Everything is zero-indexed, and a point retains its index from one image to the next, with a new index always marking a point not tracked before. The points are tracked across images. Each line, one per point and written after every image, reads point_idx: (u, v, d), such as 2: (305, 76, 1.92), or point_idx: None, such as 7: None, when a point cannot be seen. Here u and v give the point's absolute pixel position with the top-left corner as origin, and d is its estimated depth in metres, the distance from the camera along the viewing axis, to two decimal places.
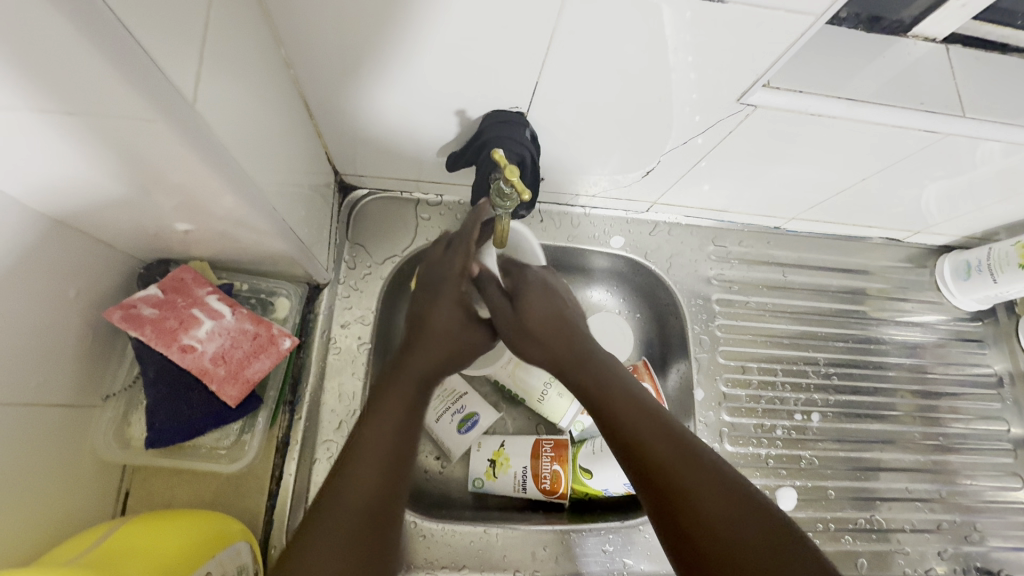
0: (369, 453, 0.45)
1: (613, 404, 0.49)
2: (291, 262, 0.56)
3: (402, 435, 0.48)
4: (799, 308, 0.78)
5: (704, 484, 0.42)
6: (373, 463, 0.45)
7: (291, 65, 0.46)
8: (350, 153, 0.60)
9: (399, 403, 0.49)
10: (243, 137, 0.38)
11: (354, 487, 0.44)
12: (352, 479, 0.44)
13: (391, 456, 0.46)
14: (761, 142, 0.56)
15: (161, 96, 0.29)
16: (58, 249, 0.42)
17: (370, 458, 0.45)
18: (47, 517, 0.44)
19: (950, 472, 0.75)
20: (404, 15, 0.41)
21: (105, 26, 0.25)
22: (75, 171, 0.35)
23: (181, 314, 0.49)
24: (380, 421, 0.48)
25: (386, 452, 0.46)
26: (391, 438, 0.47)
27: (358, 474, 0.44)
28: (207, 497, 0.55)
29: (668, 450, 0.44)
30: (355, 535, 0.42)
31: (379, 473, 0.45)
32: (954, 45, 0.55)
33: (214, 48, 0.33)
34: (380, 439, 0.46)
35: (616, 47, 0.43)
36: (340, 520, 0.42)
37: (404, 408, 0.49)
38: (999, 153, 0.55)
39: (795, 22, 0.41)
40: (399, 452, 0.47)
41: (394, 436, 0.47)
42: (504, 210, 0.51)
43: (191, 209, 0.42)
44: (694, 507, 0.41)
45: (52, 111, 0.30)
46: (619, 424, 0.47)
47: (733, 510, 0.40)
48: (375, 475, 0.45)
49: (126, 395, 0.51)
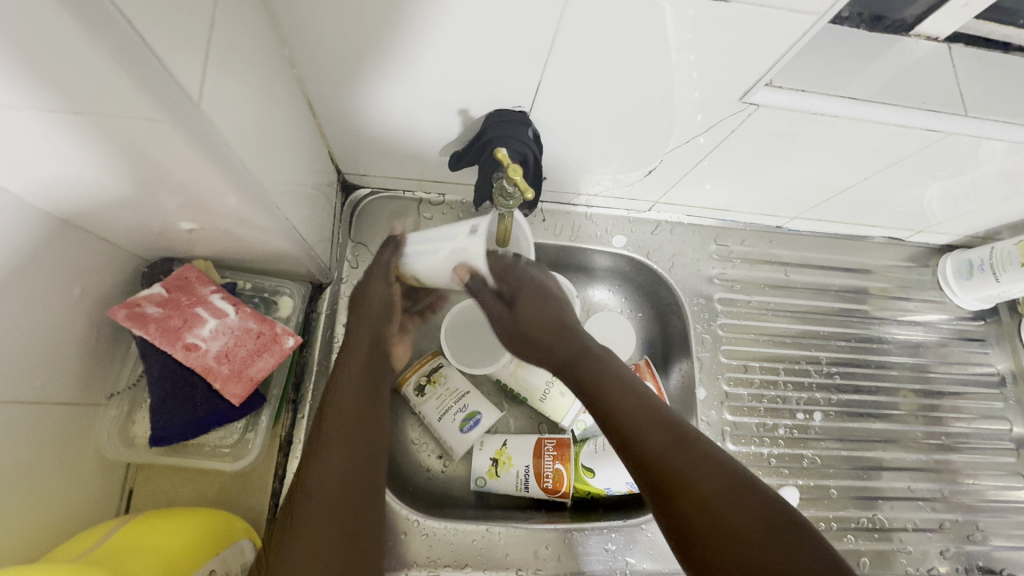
0: (336, 432, 0.49)
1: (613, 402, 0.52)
2: (294, 261, 0.56)
3: (364, 417, 0.51)
4: (801, 308, 0.78)
5: (700, 477, 0.45)
6: (341, 440, 0.48)
7: (294, 65, 0.46)
8: (352, 152, 0.60)
9: (355, 392, 0.53)
10: (247, 136, 0.39)
11: (329, 460, 0.46)
12: (323, 458, 0.47)
13: (360, 434, 0.49)
14: (763, 141, 0.56)
15: (167, 94, 0.30)
16: (63, 248, 0.42)
17: (338, 436, 0.48)
18: (51, 515, 0.44)
19: (953, 471, 0.75)
20: (407, 15, 0.41)
21: (113, 27, 0.26)
22: (80, 170, 0.35)
23: (185, 313, 0.49)
24: (341, 407, 0.51)
25: (350, 430, 0.49)
26: (353, 420, 0.50)
27: (330, 450, 0.47)
28: (210, 495, 0.55)
29: (667, 444, 0.47)
30: (344, 504, 0.44)
31: (350, 448, 0.48)
32: (956, 45, 0.55)
33: (219, 48, 0.34)
34: (346, 422, 0.50)
35: (619, 46, 0.44)
36: (324, 493, 0.44)
37: (361, 397, 0.53)
38: (1002, 152, 0.55)
39: (798, 21, 0.41)
40: (364, 430, 0.50)
41: (358, 419, 0.50)
42: (506, 209, 0.52)
43: (195, 208, 0.42)
44: (691, 494, 0.44)
45: (59, 110, 0.30)
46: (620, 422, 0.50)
47: (728, 500, 0.43)
48: (348, 449, 0.48)
49: (129, 394, 0.52)
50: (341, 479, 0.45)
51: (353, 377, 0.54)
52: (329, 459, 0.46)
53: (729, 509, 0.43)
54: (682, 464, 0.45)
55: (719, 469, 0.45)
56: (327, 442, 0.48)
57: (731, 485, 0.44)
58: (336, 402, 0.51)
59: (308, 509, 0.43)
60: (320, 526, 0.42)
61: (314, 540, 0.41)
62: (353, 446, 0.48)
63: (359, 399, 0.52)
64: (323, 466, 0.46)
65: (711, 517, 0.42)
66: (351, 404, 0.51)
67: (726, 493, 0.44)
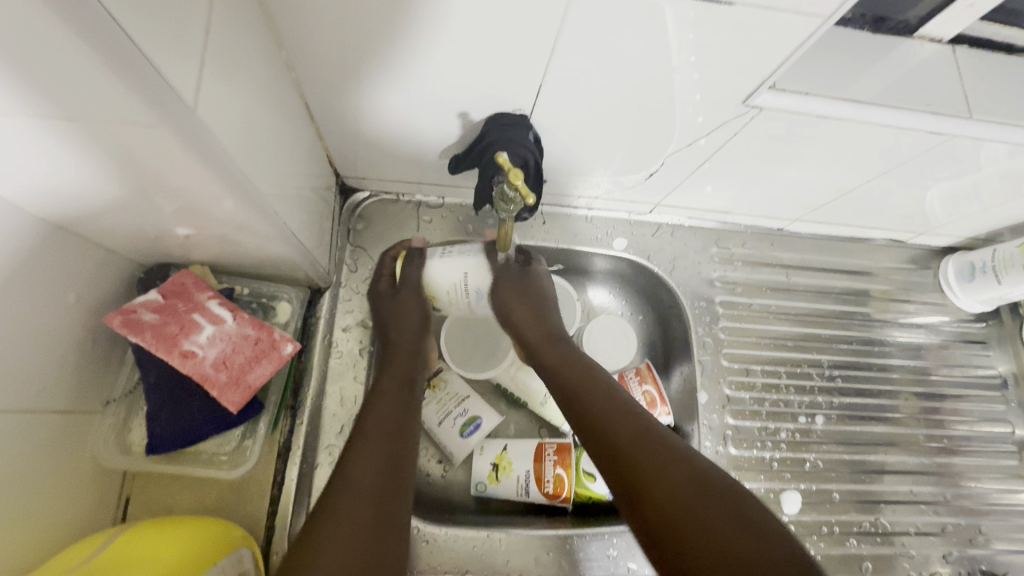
0: (376, 428, 0.50)
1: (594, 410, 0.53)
2: (292, 266, 0.55)
3: (402, 415, 0.52)
4: (802, 310, 0.77)
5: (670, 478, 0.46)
6: (380, 436, 0.49)
7: (292, 68, 0.45)
8: (351, 155, 0.59)
9: (394, 390, 0.54)
10: (245, 141, 0.38)
11: (369, 456, 0.47)
12: (362, 452, 0.48)
13: (397, 432, 0.50)
14: (766, 144, 0.55)
15: (162, 101, 0.29)
16: (57, 254, 0.41)
17: (377, 432, 0.49)
18: (47, 525, 0.43)
19: (954, 474, 0.75)
20: (407, 17, 0.40)
21: (107, 34, 0.25)
22: (74, 176, 0.35)
23: (182, 319, 0.48)
24: (382, 404, 0.52)
25: (389, 428, 0.50)
26: (395, 418, 0.51)
27: (368, 444, 0.48)
28: (208, 503, 0.54)
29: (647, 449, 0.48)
30: (379, 499, 0.45)
31: (387, 444, 0.49)
32: (960, 46, 0.55)
33: (215, 52, 0.33)
34: (387, 420, 0.51)
35: (620, 49, 0.43)
36: (362, 486, 0.45)
37: (400, 395, 0.54)
38: (1004, 154, 0.55)
39: (804, 24, 0.40)
40: (401, 428, 0.51)
41: (397, 416, 0.51)
42: (507, 214, 0.51)
43: (192, 213, 0.41)
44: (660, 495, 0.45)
45: (50, 116, 0.29)
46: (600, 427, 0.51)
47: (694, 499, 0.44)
48: (385, 446, 0.49)
49: (126, 401, 0.51)
50: (378, 475, 0.46)
51: (393, 377, 0.55)
52: (367, 454, 0.48)
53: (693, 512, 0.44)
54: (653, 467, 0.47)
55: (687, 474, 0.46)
56: (368, 436, 0.49)
57: (709, 487, 0.45)
58: (377, 399, 0.53)
59: (344, 501, 0.44)
60: (354, 519, 0.43)
61: (345, 534, 0.42)
62: (391, 442, 0.49)
63: (400, 398, 0.53)
64: (361, 459, 0.47)
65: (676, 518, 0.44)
66: (391, 402, 0.53)
67: (698, 495, 0.44)
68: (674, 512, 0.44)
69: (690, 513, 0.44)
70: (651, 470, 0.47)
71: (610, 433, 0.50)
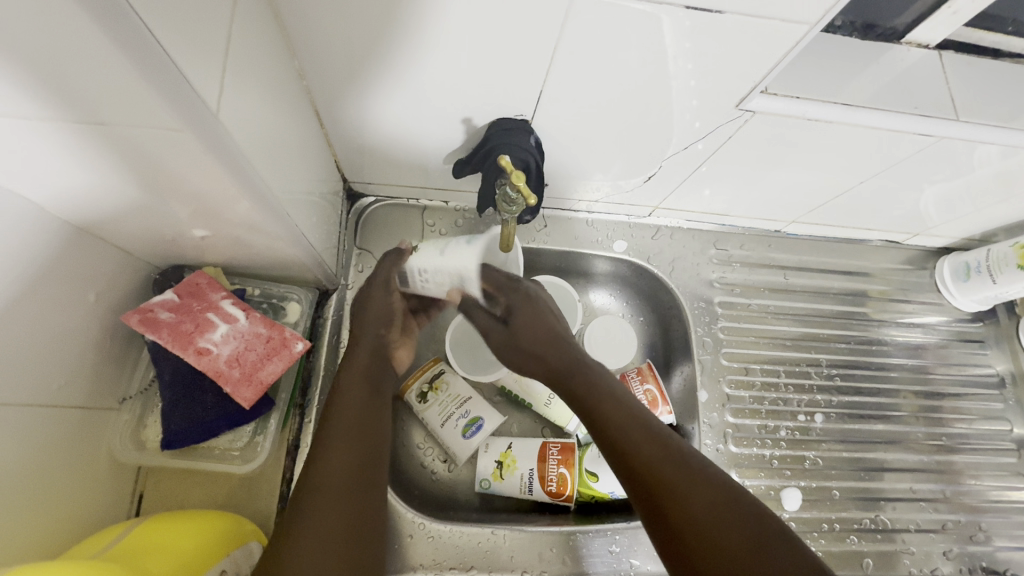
0: (341, 434, 0.49)
1: (604, 409, 0.51)
2: (302, 268, 0.57)
3: (368, 414, 0.51)
4: (800, 310, 0.79)
5: (696, 492, 0.44)
6: (346, 437, 0.48)
7: (304, 77, 0.48)
8: (358, 161, 0.61)
9: (356, 388, 0.53)
10: (262, 145, 0.40)
11: (333, 460, 0.47)
12: (329, 457, 0.47)
13: (363, 433, 0.50)
14: (760, 147, 0.57)
15: (190, 111, 0.31)
16: (79, 254, 0.43)
17: (343, 434, 0.49)
18: (65, 515, 0.45)
19: (955, 471, 0.75)
20: (411, 29, 0.42)
21: (143, 46, 0.27)
22: (95, 178, 0.37)
23: (197, 318, 0.50)
24: (343, 406, 0.51)
25: (354, 427, 0.49)
26: (358, 419, 0.50)
27: (334, 445, 0.48)
28: (220, 499, 0.56)
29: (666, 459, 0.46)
30: (350, 501, 0.45)
31: (353, 446, 0.48)
32: (947, 51, 0.56)
33: (236, 63, 0.35)
34: (350, 420, 0.50)
35: (619, 56, 0.45)
36: (331, 491, 0.45)
37: (362, 394, 0.52)
38: (997, 156, 0.56)
39: (792, 31, 0.42)
40: (367, 431, 0.50)
41: (359, 414, 0.51)
42: (510, 214, 0.53)
43: (207, 215, 0.43)
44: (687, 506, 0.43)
45: (79, 120, 0.31)
46: (612, 429, 0.50)
47: (723, 515, 0.43)
48: (349, 448, 0.48)
49: (141, 398, 0.53)
50: (345, 478, 0.46)
51: (354, 374, 0.54)
52: (332, 460, 0.47)
53: (723, 529, 0.42)
54: (678, 479, 0.45)
55: (715, 488, 0.44)
56: (332, 440, 0.48)
57: (733, 510, 0.43)
58: (339, 399, 0.52)
59: (316, 503, 0.44)
60: (326, 526, 0.43)
61: (317, 541, 0.42)
62: (354, 445, 0.48)
63: (364, 395, 0.53)
64: (329, 465, 0.46)
65: (710, 536, 0.42)
66: (353, 404, 0.51)
67: (721, 512, 0.43)
68: (693, 524, 0.43)
69: (705, 526, 0.42)
70: (664, 482, 0.45)
71: (627, 438, 0.48)
